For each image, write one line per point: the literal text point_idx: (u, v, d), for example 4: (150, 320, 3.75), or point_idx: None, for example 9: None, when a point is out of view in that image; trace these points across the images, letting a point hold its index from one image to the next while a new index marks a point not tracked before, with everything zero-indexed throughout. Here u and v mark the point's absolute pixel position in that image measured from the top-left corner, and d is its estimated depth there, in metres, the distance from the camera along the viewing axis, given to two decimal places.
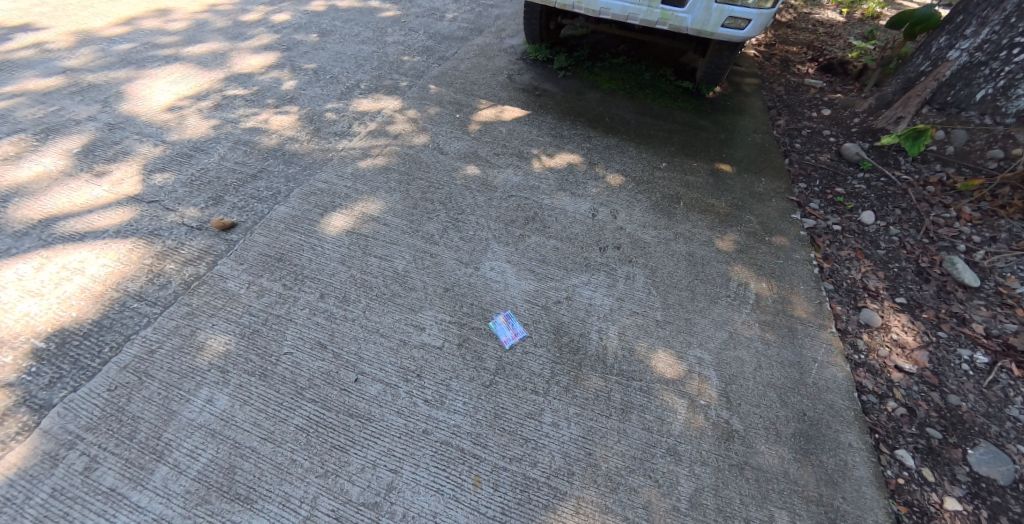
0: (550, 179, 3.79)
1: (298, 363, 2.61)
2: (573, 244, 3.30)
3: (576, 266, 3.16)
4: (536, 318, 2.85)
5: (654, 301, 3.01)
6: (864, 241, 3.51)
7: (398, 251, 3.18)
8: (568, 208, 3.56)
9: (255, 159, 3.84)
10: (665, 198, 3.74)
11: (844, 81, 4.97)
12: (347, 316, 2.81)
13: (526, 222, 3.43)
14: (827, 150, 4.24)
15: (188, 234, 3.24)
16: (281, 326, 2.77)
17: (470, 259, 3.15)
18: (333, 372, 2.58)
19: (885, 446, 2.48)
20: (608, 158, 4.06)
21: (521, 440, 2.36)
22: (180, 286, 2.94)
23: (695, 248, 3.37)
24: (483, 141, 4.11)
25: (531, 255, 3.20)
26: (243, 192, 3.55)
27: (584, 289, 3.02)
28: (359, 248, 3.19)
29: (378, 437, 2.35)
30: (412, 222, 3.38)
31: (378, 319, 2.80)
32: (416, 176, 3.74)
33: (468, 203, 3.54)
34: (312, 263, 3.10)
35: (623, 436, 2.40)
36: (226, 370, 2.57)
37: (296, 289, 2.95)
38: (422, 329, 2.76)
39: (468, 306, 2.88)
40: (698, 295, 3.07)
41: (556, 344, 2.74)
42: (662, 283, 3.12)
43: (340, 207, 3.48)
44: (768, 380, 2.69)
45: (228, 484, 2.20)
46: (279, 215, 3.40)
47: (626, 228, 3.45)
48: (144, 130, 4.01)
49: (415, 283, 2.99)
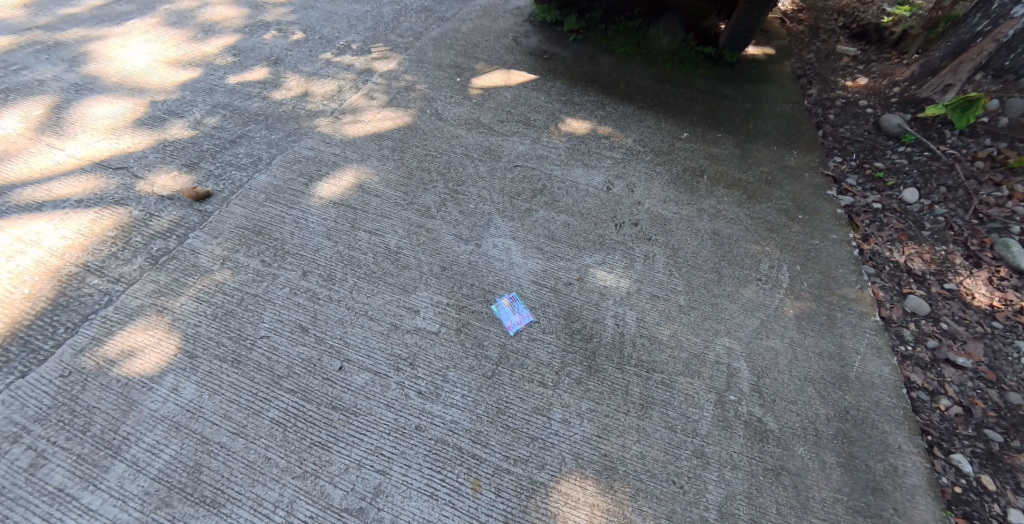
0: (560, 148, 3.45)
1: (277, 348, 2.31)
2: (585, 219, 2.96)
3: (589, 244, 2.83)
4: (544, 302, 2.53)
5: (676, 284, 2.69)
6: (906, 221, 3.19)
7: (391, 225, 2.86)
8: (579, 180, 3.22)
9: (235, 124, 3.54)
10: (687, 171, 3.40)
11: (879, 49, 4.57)
12: (332, 297, 2.51)
13: (534, 194, 3.09)
14: (863, 123, 3.92)
15: (158, 203, 2.95)
16: (258, 306, 2.47)
17: (470, 235, 2.83)
18: (315, 359, 2.28)
19: (939, 450, 2.18)
20: (623, 128, 3.70)
21: (528, 439, 2.07)
22: (146, 261, 2.65)
23: (720, 226, 3.04)
24: (486, 107, 3.76)
25: (538, 231, 2.88)
26: (220, 159, 3.27)
27: (598, 270, 2.71)
28: (347, 221, 2.88)
29: (364, 434, 2.06)
30: (406, 193, 3.05)
31: (368, 301, 2.49)
32: (412, 145, 3.40)
33: (469, 173, 3.21)
34: (294, 237, 2.79)
35: (642, 435, 2.11)
36: (195, 355, 2.28)
37: (276, 266, 2.64)
38: (416, 311, 2.45)
39: (468, 287, 2.57)
40: (726, 279, 2.75)
41: (568, 330, 2.43)
42: (685, 264, 2.80)
43: (328, 177, 3.16)
44: (805, 373, 2.38)
45: (192, 485, 1.91)
46: (259, 185, 3.10)
47: (644, 203, 3.12)
48: (115, 93, 3.70)
49: (409, 260, 2.68)
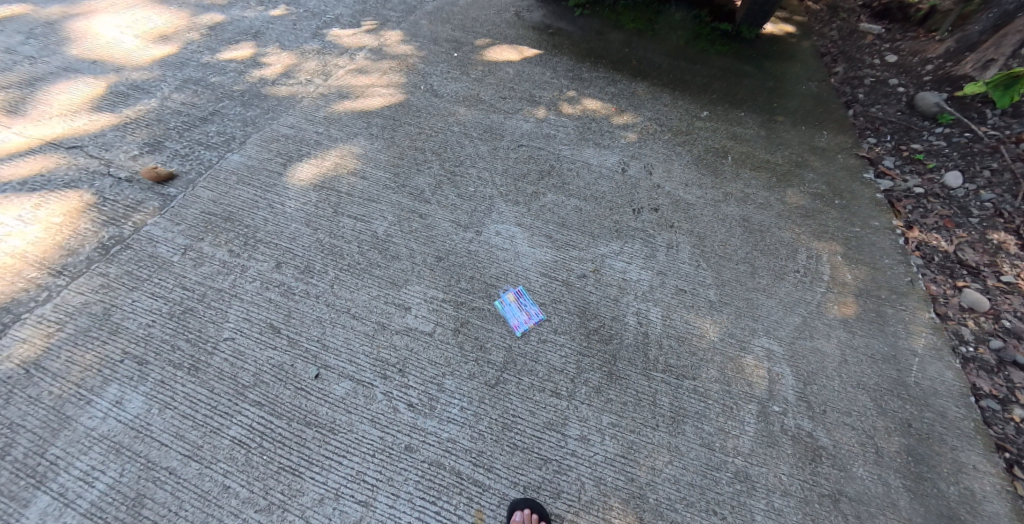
0: (568, 127, 3.11)
1: (243, 352, 1.96)
2: (599, 204, 2.63)
3: (604, 231, 2.50)
4: (555, 297, 2.19)
5: (704, 277, 2.37)
6: (951, 207, 2.86)
7: (379, 210, 2.52)
8: (592, 161, 2.88)
9: (207, 100, 3.18)
10: (709, 152, 3.09)
11: (903, 28, 4.17)
12: (309, 292, 2.16)
13: (541, 176, 2.76)
14: (895, 102, 3.60)
15: (114, 186, 2.59)
16: (223, 303, 2.11)
17: (469, 221, 2.49)
18: (287, 365, 1.93)
19: (1018, 469, 1.85)
20: (637, 107, 3.37)
21: (539, 461, 1.74)
22: (96, 251, 2.28)
23: (749, 212, 2.72)
24: (486, 83, 3.41)
25: (546, 217, 2.54)
26: (188, 137, 2.91)
27: (615, 260, 2.37)
28: (329, 206, 2.53)
29: (344, 455, 1.72)
30: (398, 175, 2.71)
31: (351, 297, 2.14)
32: (404, 123, 3.06)
33: (468, 153, 2.86)
34: (269, 224, 2.44)
35: (674, 455, 1.78)
36: (145, 361, 1.91)
37: (245, 256, 2.29)
38: (407, 308, 2.11)
39: (467, 280, 2.23)
40: (760, 271, 2.43)
41: (583, 330, 2.09)
42: (712, 254, 2.48)
43: (310, 157, 2.82)
44: (858, 379, 2.06)
45: (133, 521, 1.57)
46: (231, 165, 2.74)
47: (663, 186, 2.79)
48: (74, 66, 3.34)
49: (399, 250, 2.33)
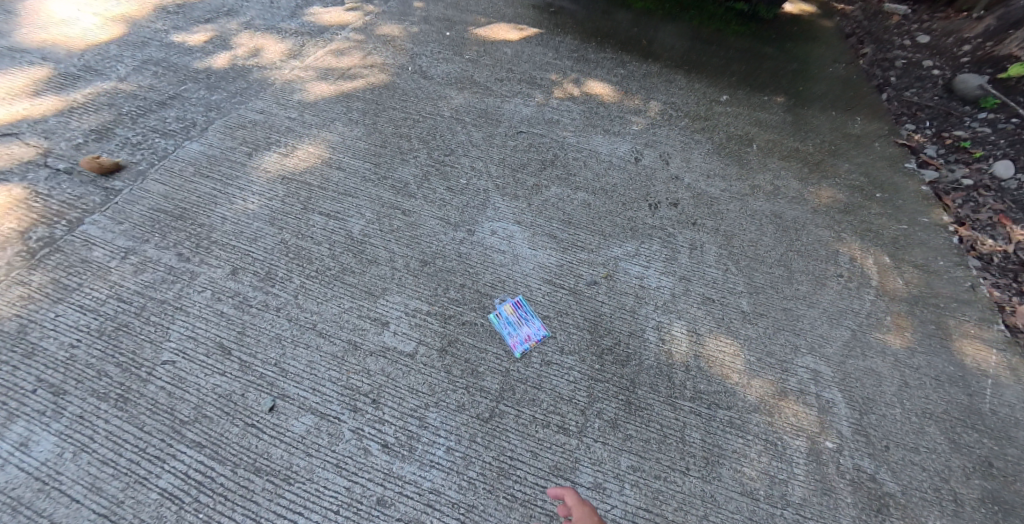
0: (574, 112, 2.76)
1: (184, 379, 1.62)
2: (610, 198, 2.28)
3: (616, 229, 2.16)
4: (561, 309, 1.86)
5: (734, 284, 2.03)
6: (1006, 200, 2.49)
7: (356, 206, 2.17)
8: (601, 149, 2.54)
9: (167, 82, 2.78)
10: (732, 140, 2.74)
11: (932, 6, 3.78)
12: (269, 304, 1.81)
13: (544, 166, 2.41)
14: (930, 86, 3.23)
15: (50, 178, 2.19)
16: (165, 318, 1.76)
17: (461, 218, 2.14)
18: (236, 395, 1.58)
19: None
20: (649, 90, 3.02)
21: (544, 518, 1.41)
22: (19, 256, 1.90)
23: (782, 208, 2.38)
24: (482, 64, 3.05)
25: (550, 214, 2.19)
26: (142, 124, 2.51)
27: (630, 264, 2.03)
28: (298, 201, 2.17)
29: (301, 513, 1.38)
30: (379, 166, 2.36)
31: (318, 310, 1.80)
32: (388, 107, 2.70)
33: (460, 141, 2.51)
34: (227, 222, 2.08)
35: (710, 508, 1.46)
36: (63, 392, 1.56)
37: (195, 261, 1.94)
38: (384, 324, 1.77)
39: (457, 289, 1.89)
40: (798, 276, 2.10)
41: (595, 350, 1.75)
42: (742, 256, 2.14)
43: (279, 145, 2.45)
44: (923, 407, 1.73)
45: None
46: (188, 154, 2.37)
47: (683, 178, 2.44)
48: (17, 44, 2.90)
49: (378, 252, 1.99)
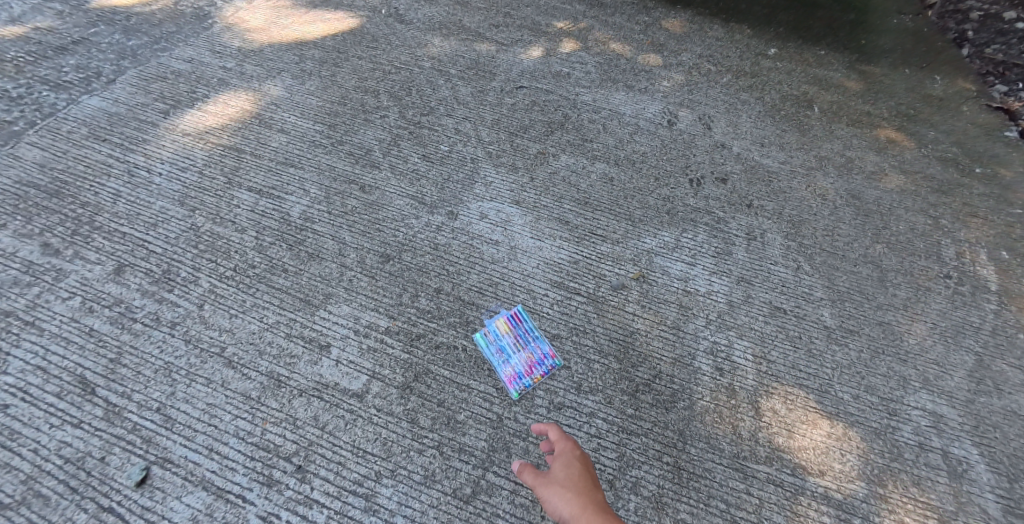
0: (589, 64, 2.17)
1: (15, 434, 1.08)
2: (640, 172, 1.73)
3: (647, 213, 1.61)
4: (577, 327, 1.33)
5: (811, 288, 1.49)
6: None
7: (301, 180, 1.61)
8: (625, 110, 1.97)
9: (72, 23, 2.11)
10: (789, 100, 2.16)
11: None
12: (162, 318, 1.27)
13: (552, 130, 1.85)
14: (1017, 42, 2.51)
15: None
16: (6, 339, 1.21)
17: (441, 198, 1.59)
18: (92, 461, 1.06)
19: None
20: (681, 40, 2.42)
21: None
22: None
23: (860, 185, 1.83)
24: (473, 6, 2.43)
25: (561, 193, 1.64)
26: (30, 73, 1.89)
27: (669, 261, 1.50)
28: (222, 174, 1.61)
29: None
30: (335, 128, 1.79)
31: (231, 327, 1.27)
32: (352, 55, 2.09)
33: (443, 98, 1.93)
34: (120, 201, 1.51)
35: None
36: None
37: (66, 254, 1.38)
38: (324, 348, 1.24)
39: (430, 296, 1.35)
40: (893, 277, 1.56)
41: (626, 387, 1.23)
42: (818, 250, 1.60)
43: (206, 100, 1.86)
44: None
45: None
46: (82, 111, 1.77)
47: (732, 147, 1.89)
48: None
49: (324, 243, 1.44)
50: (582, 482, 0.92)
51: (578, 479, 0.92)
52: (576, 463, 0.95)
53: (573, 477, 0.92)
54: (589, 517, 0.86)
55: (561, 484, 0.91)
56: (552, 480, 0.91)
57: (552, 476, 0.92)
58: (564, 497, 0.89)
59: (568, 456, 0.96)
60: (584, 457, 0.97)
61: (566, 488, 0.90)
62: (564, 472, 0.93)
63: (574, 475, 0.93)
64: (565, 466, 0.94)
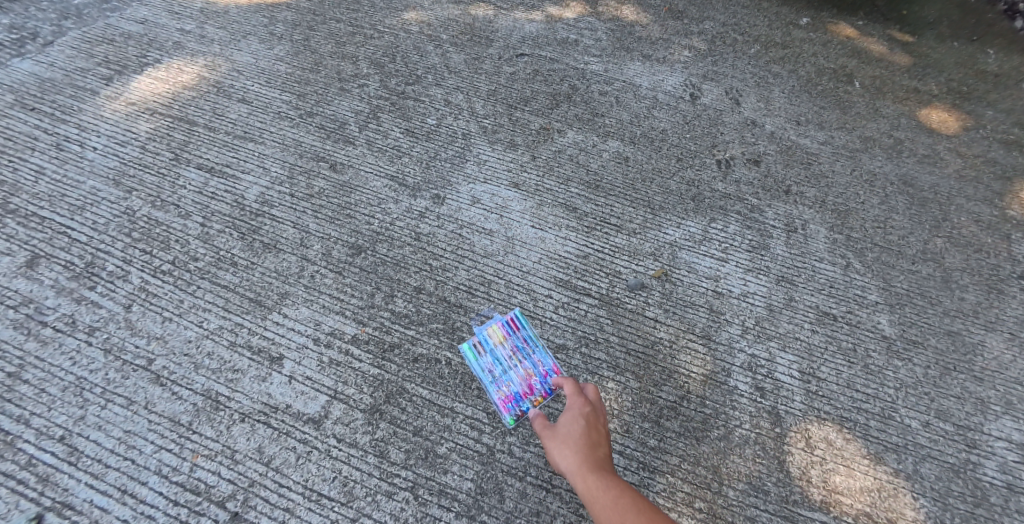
0: (599, 31, 1.91)
1: None
2: (660, 152, 1.48)
3: (669, 199, 1.37)
4: (586, 336, 1.09)
5: (864, 290, 1.25)
6: None
7: (261, 157, 1.37)
8: (642, 82, 1.71)
9: None
10: (825, 73, 1.90)
11: None
12: (79, 323, 1.04)
13: (557, 104, 1.60)
14: None
15: None
16: None
17: (426, 180, 1.34)
18: None
19: None
20: (702, 6, 2.15)
21: None
22: None
23: (912, 170, 1.58)
24: None
25: (567, 175, 1.39)
26: None
27: (695, 256, 1.26)
28: (169, 149, 1.37)
29: None
30: (305, 98, 1.54)
31: (163, 334, 1.03)
32: (330, 18, 1.83)
33: (431, 66, 1.68)
34: (42, 180, 1.27)
35: None
36: None
37: None
38: (276, 362, 1.01)
39: (409, 297, 1.11)
40: (960, 277, 1.32)
41: (646, 411, 1.01)
42: (870, 244, 1.36)
43: (157, 65, 1.60)
44: None
45: None
46: (10, 77, 1.52)
47: (764, 124, 1.64)
48: None
49: (284, 231, 1.21)
50: (586, 438, 0.81)
51: (583, 435, 0.81)
52: (584, 417, 0.83)
53: (576, 432, 0.81)
54: (586, 476, 0.76)
55: (562, 440, 0.81)
56: (554, 434, 0.82)
57: (556, 430, 0.83)
58: (562, 453, 0.80)
59: (576, 411, 0.85)
60: (597, 412, 0.85)
61: (566, 444, 0.81)
62: (568, 426, 0.83)
63: (579, 430, 0.82)
64: (572, 420, 0.84)
